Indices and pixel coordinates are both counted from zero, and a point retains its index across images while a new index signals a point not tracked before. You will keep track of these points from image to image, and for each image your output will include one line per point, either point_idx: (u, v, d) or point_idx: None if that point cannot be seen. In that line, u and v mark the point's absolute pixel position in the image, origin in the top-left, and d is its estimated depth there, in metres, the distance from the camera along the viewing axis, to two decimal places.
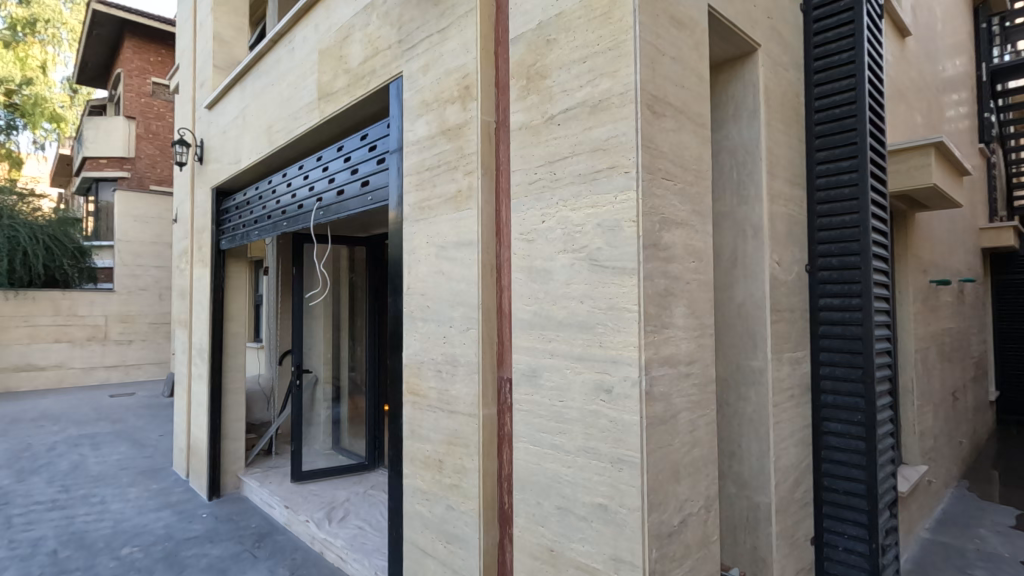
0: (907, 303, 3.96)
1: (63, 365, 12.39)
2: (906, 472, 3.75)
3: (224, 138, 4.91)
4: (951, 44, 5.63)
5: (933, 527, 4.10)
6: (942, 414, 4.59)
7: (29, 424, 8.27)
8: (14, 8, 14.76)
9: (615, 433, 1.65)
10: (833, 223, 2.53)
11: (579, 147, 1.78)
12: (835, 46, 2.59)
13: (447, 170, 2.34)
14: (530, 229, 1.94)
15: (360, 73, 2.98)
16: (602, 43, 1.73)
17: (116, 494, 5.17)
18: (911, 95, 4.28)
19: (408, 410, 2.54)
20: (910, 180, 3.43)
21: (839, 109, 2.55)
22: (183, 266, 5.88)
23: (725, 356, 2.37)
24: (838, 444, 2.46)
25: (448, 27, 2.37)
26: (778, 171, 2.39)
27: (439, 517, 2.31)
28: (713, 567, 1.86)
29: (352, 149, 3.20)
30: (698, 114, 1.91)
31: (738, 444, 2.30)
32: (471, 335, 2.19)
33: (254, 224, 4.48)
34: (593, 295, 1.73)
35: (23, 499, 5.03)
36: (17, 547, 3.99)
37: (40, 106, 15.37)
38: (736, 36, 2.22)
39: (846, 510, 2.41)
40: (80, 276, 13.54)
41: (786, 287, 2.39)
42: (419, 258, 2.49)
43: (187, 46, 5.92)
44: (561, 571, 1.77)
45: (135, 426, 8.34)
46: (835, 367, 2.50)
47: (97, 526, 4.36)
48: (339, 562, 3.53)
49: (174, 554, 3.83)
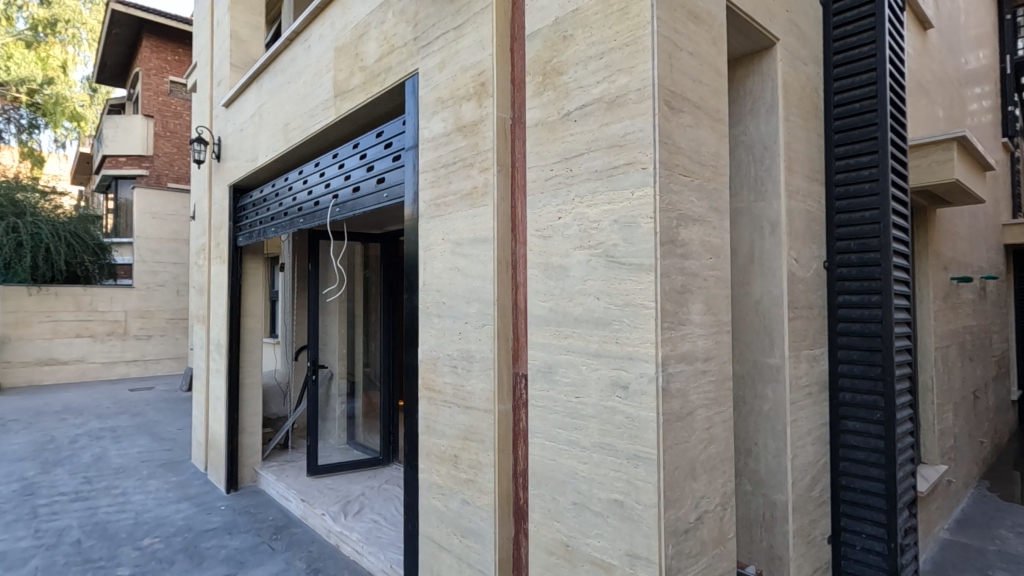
0: (928, 301, 3.90)
1: (85, 360, 12.65)
2: (926, 472, 3.70)
3: (241, 135, 4.96)
4: (973, 36, 5.51)
5: (953, 527, 4.04)
6: (963, 413, 4.51)
7: (54, 417, 8.45)
8: (36, 9, 15.02)
9: (632, 430, 1.65)
10: (852, 218, 2.50)
11: (595, 143, 1.78)
12: (856, 40, 2.56)
13: (462, 167, 2.35)
14: (546, 226, 1.94)
15: (376, 70, 3.00)
16: (620, 38, 1.72)
17: (137, 485, 5.27)
18: (932, 89, 4.20)
19: (424, 406, 2.56)
20: (931, 176, 3.37)
21: (859, 104, 2.52)
22: (201, 263, 5.97)
23: (742, 353, 2.35)
24: (856, 443, 2.43)
25: (464, 25, 2.37)
26: (796, 168, 2.36)
27: (454, 511, 2.33)
28: (729, 565, 1.85)
29: (368, 147, 3.22)
30: (716, 109, 1.90)
31: (755, 442, 2.29)
32: (487, 331, 2.20)
33: (271, 221, 4.53)
34: (609, 292, 1.73)
35: (48, 490, 5.15)
36: (42, 536, 4.09)
37: (60, 106, 15.58)
38: (754, 30, 2.20)
39: (865, 509, 2.39)
40: (100, 274, 13.84)
41: (804, 283, 2.37)
42: (435, 254, 2.50)
43: (204, 45, 5.99)
44: (577, 567, 1.78)
45: (154, 420, 8.48)
46: (853, 365, 2.48)
47: (119, 517, 4.46)
48: (354, 555, 3.57)
49: (194, 545, 3.90)
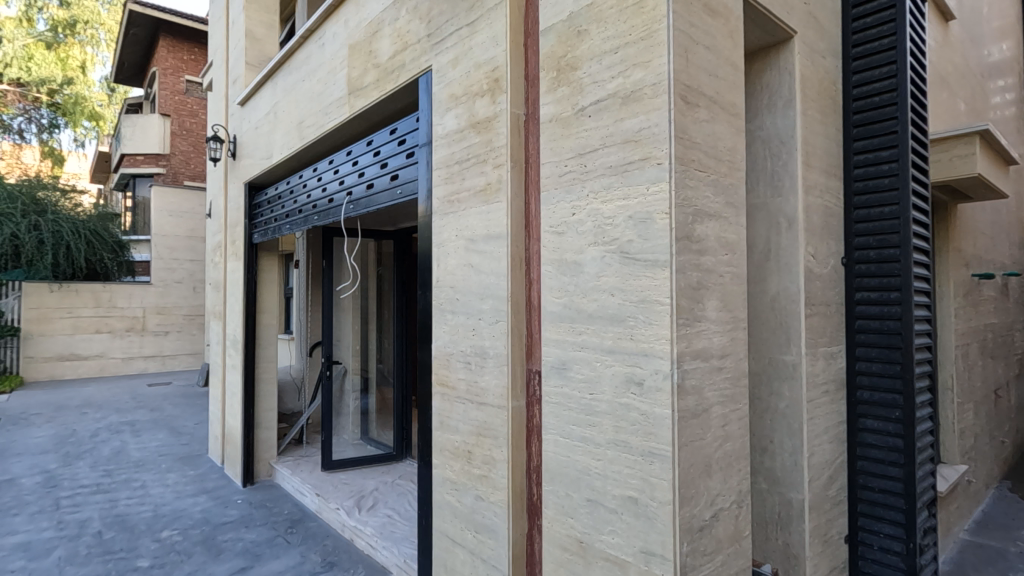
0: (947, 299, 3.85)
1: (104, 355, 12.90)
2: (945, 471, 3.64)
3: (256, 133, 5.01)
4: (997, 28, 5.39)
5: (973, 527, 3.97)
6: (984, 412, 4.43)
7: (74, 411, 8.64)
8: (55, 11, 15.16)
9: (647, 426, 1.64)
10: (871, 214, 2.46)
11: (610, 139, 1.77)
12: (875, 32, 2.52)
13: (476, 163, 2.35)
14: (560, 222, 1.94)
15: (389, 67, 3.02)
16: (635, 33, 1.71)
17: (155, 479, 5.37)
18: (954, 82, 4.12)
19: (438, 402, 2.57)
20: (952, 171, 3.32)
21: (878, 97, 2.48)
22: (217, 261, 6.05)
23: (757, 351, 2.33)
24: (874, 442, 2.41)
25: (478, 21, 2.37)
26: (814, 163, 2.33)
27: (467, 507, 2.34)
28: (744, 563, 1.84)
29: (381, 144, 3.24)
30: (732, 104, 1.87)
31: (770, 440, 2.27)
32: (501, 327, 2.21)
33: (285, 218, 4.57)
34: (624, 288, 1.72)
35: (70, 482, 5.26)
36: (65, 527, 4.18)
37: (79, 106, 15.96)
38: (771, 23, 2.17)
39: (882, 509, 2.36)
40: (119, 270, 14.05)
41: (821, 280, 2.34)
42: (448, 251, 2.51)
43: (219, 44, 6.05)
44: (591, 563, 1.79)
45: (171, 414, 8.62)
46: (871, 362, 2.45)
47: (139, 509, 4.54)
48: (369, 549, 3.60)
49: (212, 537, 3.96)
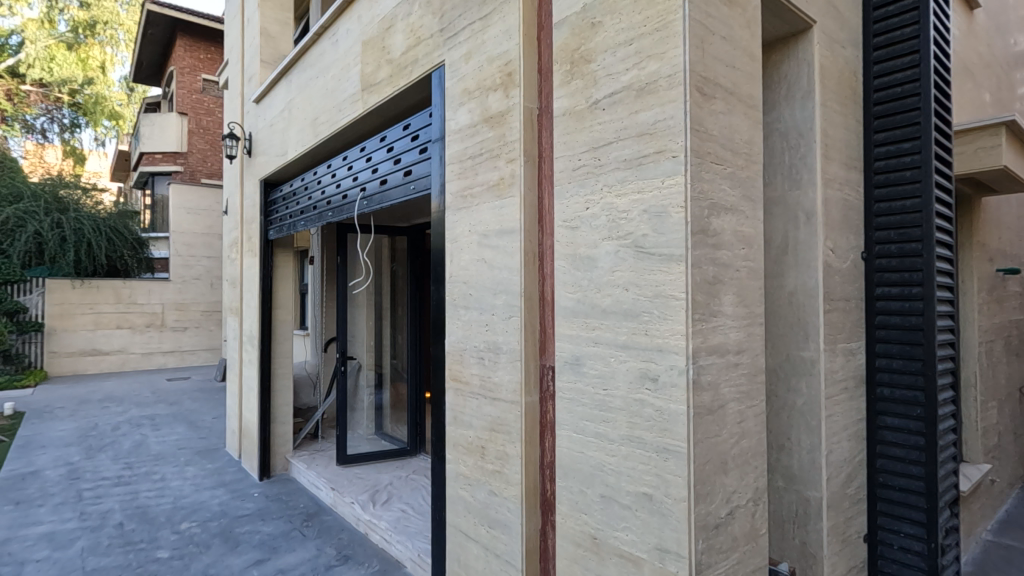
0: (971, 294, 3.76)
1: (125, 350, 13.16)
2: (968, 471, 3.56)
3: (271, 130, 5.05)
4: None
5: (996, 528, 3.89)
6: (1008, 410, 4.32)
7: (96, 405, 8.82)
8: (75, 12, 15.31)
9: (662, 423, 1.62)
10: (892, 207, 2.41)
11: (625, 132, 1.75)
12: (897, 21, 2.46)
13: (489, 158, 2.34)
14: (573, 217, 1.92)
15: (402, 62, 3.02)
16: (650, 24, 1.69)
17: (175, 471, 5.47)
18: (979, 72, 4.00)
19: (452, 397, 2.57)
20: (976, 163, 3.24)
21: (901, 88, 2.42)
22: (234, 256, 6.12)
23: (775, 346, 2.29)
24: (894, 440, 2.36)
25: (490, 14, 2.35)
26: (833, 155, 2.28)
27: (481, 502, 2.34)
28: (760, 561, 1.81)
29: (394, 140, 3.25)
30: (749, 95, 1.84)
31: (787, 437, 2.24)
32: (514, 322, 2.20)
33: (300, 215, 4.59)
34: (638, 283, 1.70)
35: (92, 474, 5.37)
36: (87, 518, 4.26)
37: (100, 105, 16.42)
38: (790, 13, 2.12)
39: (903, 508, 2.31)
40: (138, 268, 14.33)
41: (840, 275, 2.29)
42: (461, 247, 2.50)
43: (235, 43, 6.11)
44: (605, 560, 1.77)
45: (190, 408, 8.78)
46: (892, 359, 2.39)
47: (159, 502, 4.62)
48: (383, 543, 3.63)
49: (229, 529, 4.03)
